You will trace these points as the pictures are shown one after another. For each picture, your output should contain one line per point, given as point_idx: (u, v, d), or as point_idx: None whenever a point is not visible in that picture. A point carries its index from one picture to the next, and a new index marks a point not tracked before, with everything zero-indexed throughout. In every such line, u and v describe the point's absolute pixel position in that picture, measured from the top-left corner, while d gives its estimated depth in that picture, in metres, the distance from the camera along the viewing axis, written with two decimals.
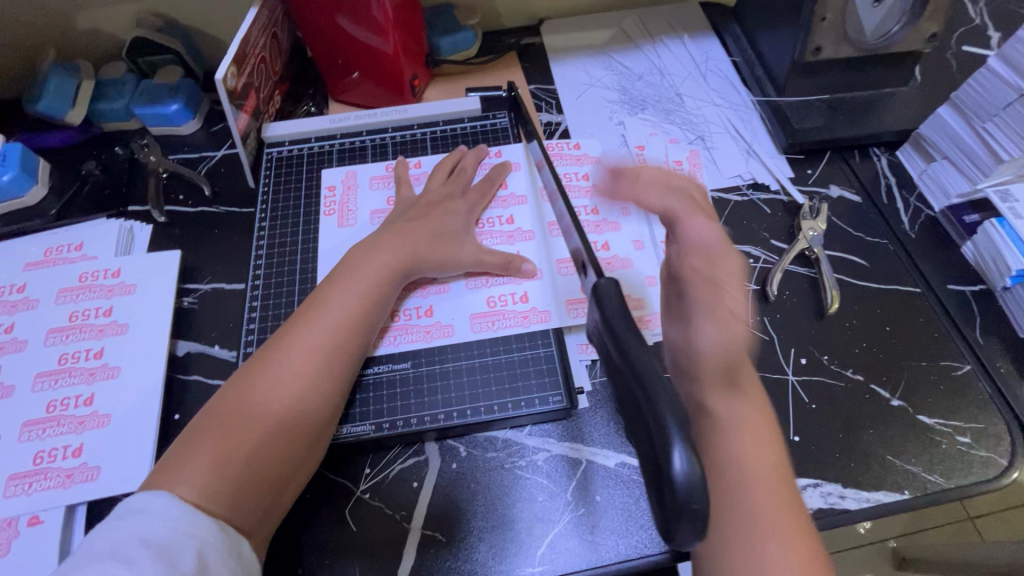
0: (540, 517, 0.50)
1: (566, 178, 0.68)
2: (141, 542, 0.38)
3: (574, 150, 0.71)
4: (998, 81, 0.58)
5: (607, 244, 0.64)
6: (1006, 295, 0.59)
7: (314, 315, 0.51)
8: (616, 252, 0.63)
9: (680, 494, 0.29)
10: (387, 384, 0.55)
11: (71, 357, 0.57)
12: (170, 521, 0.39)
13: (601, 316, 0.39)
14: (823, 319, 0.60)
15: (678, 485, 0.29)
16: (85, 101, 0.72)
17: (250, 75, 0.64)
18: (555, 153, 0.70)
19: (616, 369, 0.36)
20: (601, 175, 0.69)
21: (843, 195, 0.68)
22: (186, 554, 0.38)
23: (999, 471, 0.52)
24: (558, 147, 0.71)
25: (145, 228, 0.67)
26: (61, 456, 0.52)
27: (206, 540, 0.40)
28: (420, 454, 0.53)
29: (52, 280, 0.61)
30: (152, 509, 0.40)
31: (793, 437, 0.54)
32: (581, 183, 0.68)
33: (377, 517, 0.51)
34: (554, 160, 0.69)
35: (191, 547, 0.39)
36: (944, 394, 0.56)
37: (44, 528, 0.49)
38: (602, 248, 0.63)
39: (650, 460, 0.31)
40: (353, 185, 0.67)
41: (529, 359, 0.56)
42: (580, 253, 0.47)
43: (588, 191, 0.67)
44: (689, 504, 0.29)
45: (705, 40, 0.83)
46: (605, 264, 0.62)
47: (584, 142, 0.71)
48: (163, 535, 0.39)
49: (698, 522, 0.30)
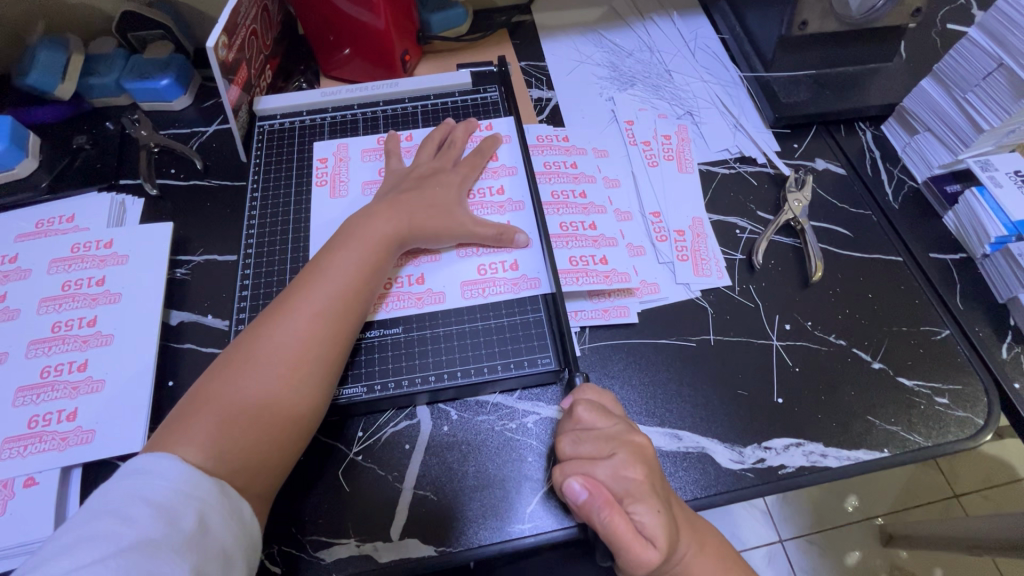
0: (528, 477, 0.51)
1: (552, 167, 0.67)
2: (144, 500, 0.39)
3: (563, 142, 0.70)
4: (978, 50, 0.58)
5: (594, 223, 0.63)
6: (985, 262, 0.61)
7: (313, 282, 0.52)
8: (603, 231, 0.62)
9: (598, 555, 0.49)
10: (380, 348, 0.56)
11: (64, 325, 0.57)
12: (169, 482, 0.41)
13: None
14: (809, 286, 0.61)
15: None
16: (75, 76, 0.72)
17: (241, 48, 0.64)
18: (543, 144, 0.69)
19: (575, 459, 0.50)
20: (588, 165, 0.68)
21: (829, 167, 0.69)
22: (186, 512, 0.40)
23: (975, 430, 0.53)
24: (547, 139, 0.70)
25: (137, 202, 0.67)
26: (55, 420, 0.52)
27: (206, 501, 0.41)
28: (412, 418, 0.54)
29: (44, 251, 0.61)
30: (152, 469, 0.41)
31: (777, 398, 0.55)
32: (569, 170, 0.67)
33: (370, 478, 0.52)
34: (542, 150, 0.69)
35: (192, 509, 0.40)
36: (924, 357, 0.57)
37: (40, 489, 0.50)
38: (590, 226, 0.63)
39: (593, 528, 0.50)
40: (345, 157, 0.67)
41: (519, 324, 0.57)
42: None
43: (575, 178, 0.67)
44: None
45: (694, 18, 0.83)
46: (593, 239, 0.62)
47: (573, 134, 0.71)
48: (162, 495, 0.40)
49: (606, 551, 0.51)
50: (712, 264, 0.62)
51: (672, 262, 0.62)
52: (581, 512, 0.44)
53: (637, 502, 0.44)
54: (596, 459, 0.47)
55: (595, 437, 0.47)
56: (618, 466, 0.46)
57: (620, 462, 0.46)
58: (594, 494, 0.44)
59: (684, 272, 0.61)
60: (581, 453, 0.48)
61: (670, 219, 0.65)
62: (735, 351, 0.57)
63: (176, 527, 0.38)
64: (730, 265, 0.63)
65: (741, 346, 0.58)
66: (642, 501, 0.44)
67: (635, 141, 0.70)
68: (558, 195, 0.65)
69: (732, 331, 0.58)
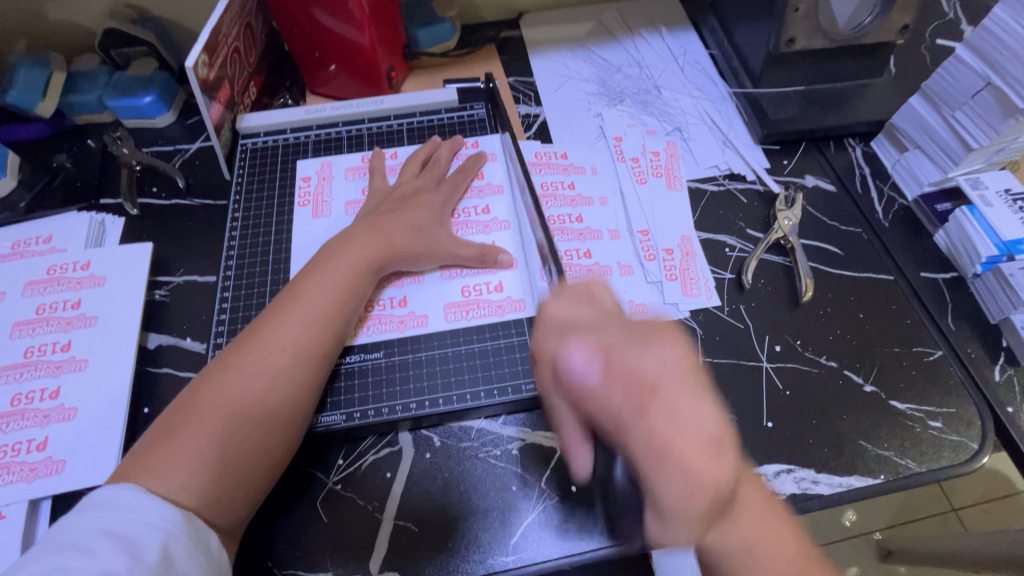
0: (513, 505, 0.50)
1: (550, 187, 0.67)
2: (106, 534, 0.38)
3: (562, 159, 0.69)
4: (966, 69, 0.58)
5: (590, 251, 0.63)
6: (977, 282, 0.60)
7: (289, 309, 0.51)
8: (597, 260, 0.62)
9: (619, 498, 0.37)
10: (360, 374, 0.54)
11: (37, 350, 0.56)
12: (133, 515, 0.39)
13: None
14: (799, 307, 0.60)
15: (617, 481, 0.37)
16: (56, 93, 0.71)
17: (224, 66, 0.63)
18: (542, 162, 0.69)
19: None
20: (586, 186, 0.67)
21: (818, 184, 0.69)
22: (150, 546, 0.38)
23: (970, 455, 0.52)
24: (545, 156, 0.69)
25: (117, 221, 0.66)
26: (24, 450, 0.51)
27: (172, 531, 0.40)
28: (394, 444, 0.53)
29: (19, 273, 0.60)
30: (116, 501, 0.40)
31: (767, 423, 0.54)
32: (567, 191, 0.67)
33: (349, 508, 0.50)
34: (539, 169, 0.68)
35: (156, 541, 0.39)
36: (916, 379, 0.56)
37: (6, 522, 0.48)
38: (585, 254, 0.62)
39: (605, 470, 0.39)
40: (328, 175, 0.66)
41: (503, 348, 0.56)
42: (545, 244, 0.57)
43: (572, 200, 0.66)
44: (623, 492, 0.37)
45: (683, 33, 0.83)
46: (584, 272, 0.61)
47: (571, 152, 0.70)
48: (127, 527, 0.39)
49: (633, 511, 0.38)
50: (701, 283, 0.61)
51: (660, 281, 0.61)
52: (592, 403, 0.33)
53: (673, 388, 0.32)
54: (595, 322, 0.36)
55: (587, 307, 0.37)
56: (644, 347, 0.33)
57: (641, 339, 0.34)
58: (607, 374, 0.32)
59: (672, 292, 0.60)
60: (565, 312, 0.37)
61: (658, 237, 0.64)
62: (725, 373, 0.56)
63: (139, 561, 0.37)
64: (719, 284, 0.62)
65: (730, 367, 0.57)
66: (678, 387, 0.32)
67: (623, 158, 0.70)
68: (554, 220, 0.64)
69: (721, 353, 0.57)
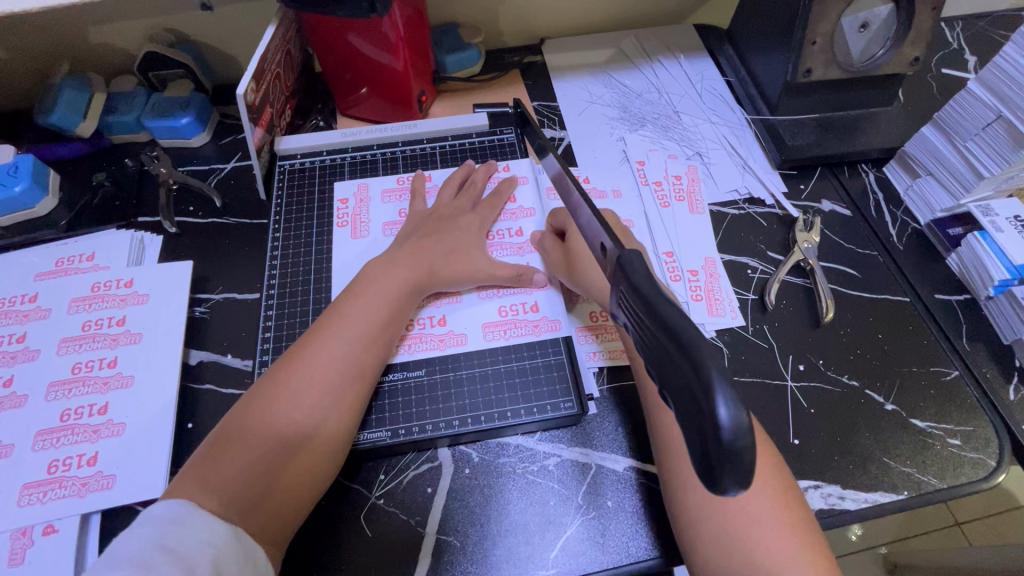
0: (552, 520, 0.51)
1: None
2: (158, 546, 0.38)
3: (584, 184, 0.73)
4: (977, 102, 0.60)
5: None
6: (989, 304, 0.62)
7: (337, 327, 0.53)
8: None
9: (726, 443, 0.26)
10: (402, 392, 0.56)
11: (84, 366, 0.57)
12: (183, 530, 0.40)
13: (620, 412, 0.57)
14: (819, 327, 0.62)
15: (722, 434, 0.26)
16: (96, 114, 0.73)
17: (266, 91, 0.65)
18: None
19: (653, 340, 0.31)
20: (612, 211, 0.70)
21: (834, 209, 0.72)
22: (201, 560, 0.38)
23: (989, 472, 0.54)
24: None
25: (155, 239, 0.68)
26: (75, 465, 0.52)
27: (220, 548, 0.40)
28: (434, 460, 0.55)
29: (64, 290, 0.61)
30: (167, 516, 0.41)
31: (793, 440, 0.56)
32: None
33: (391, 522, 0.51)
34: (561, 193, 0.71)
35: (206, 554, 0.39)
36: (935, 399, 0.58)
37: (59, 537, 0.49)
38: None
39: (691, 415, 0.28)
40: (365, 198, 0.68)
41: (540, 367, 0.58)
42: (600, 235, 0.40)
43: None
44: (733, 450, 0.26)
45: (700, 60, 0.86)
46: None
47: (592, 176, 0.73)
48: (178, 541, 0.39)
49: (743, 470, 0.27)
50: (726, 304, 0.63)
51: (686, 301, 0.63)
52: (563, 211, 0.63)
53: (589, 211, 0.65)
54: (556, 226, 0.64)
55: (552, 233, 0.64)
56: None
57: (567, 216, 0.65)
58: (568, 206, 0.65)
59: (698, 312, 0.63)
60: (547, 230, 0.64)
61: (683, 259, 0.66)
62: (751, 392, 0.58)
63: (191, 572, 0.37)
64: (743, 305, 0.64)
65: (756, 386, 0.59)
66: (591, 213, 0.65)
67: (647, 181, 0.72)
68: None
69: (746, 371, 0.60)
